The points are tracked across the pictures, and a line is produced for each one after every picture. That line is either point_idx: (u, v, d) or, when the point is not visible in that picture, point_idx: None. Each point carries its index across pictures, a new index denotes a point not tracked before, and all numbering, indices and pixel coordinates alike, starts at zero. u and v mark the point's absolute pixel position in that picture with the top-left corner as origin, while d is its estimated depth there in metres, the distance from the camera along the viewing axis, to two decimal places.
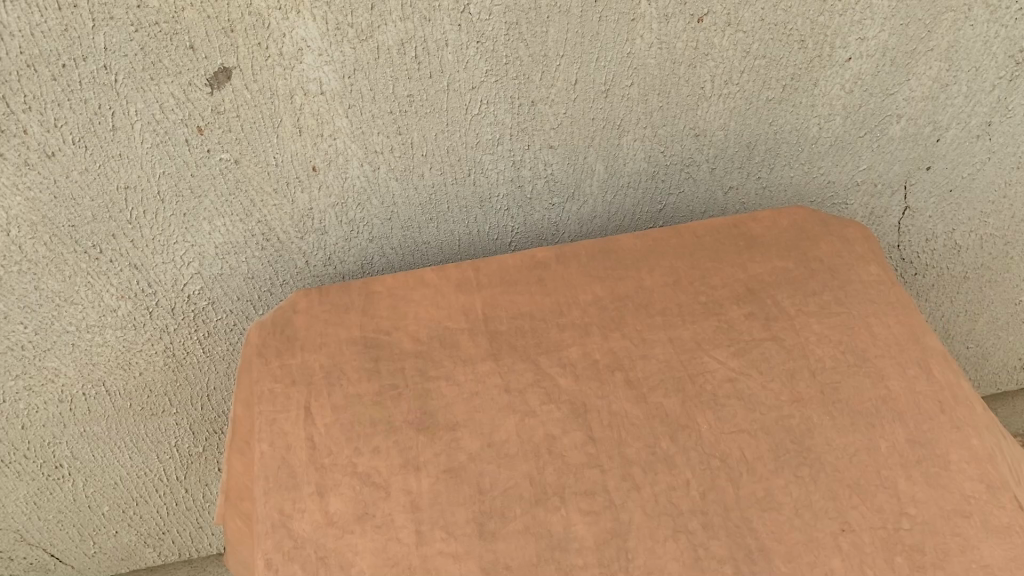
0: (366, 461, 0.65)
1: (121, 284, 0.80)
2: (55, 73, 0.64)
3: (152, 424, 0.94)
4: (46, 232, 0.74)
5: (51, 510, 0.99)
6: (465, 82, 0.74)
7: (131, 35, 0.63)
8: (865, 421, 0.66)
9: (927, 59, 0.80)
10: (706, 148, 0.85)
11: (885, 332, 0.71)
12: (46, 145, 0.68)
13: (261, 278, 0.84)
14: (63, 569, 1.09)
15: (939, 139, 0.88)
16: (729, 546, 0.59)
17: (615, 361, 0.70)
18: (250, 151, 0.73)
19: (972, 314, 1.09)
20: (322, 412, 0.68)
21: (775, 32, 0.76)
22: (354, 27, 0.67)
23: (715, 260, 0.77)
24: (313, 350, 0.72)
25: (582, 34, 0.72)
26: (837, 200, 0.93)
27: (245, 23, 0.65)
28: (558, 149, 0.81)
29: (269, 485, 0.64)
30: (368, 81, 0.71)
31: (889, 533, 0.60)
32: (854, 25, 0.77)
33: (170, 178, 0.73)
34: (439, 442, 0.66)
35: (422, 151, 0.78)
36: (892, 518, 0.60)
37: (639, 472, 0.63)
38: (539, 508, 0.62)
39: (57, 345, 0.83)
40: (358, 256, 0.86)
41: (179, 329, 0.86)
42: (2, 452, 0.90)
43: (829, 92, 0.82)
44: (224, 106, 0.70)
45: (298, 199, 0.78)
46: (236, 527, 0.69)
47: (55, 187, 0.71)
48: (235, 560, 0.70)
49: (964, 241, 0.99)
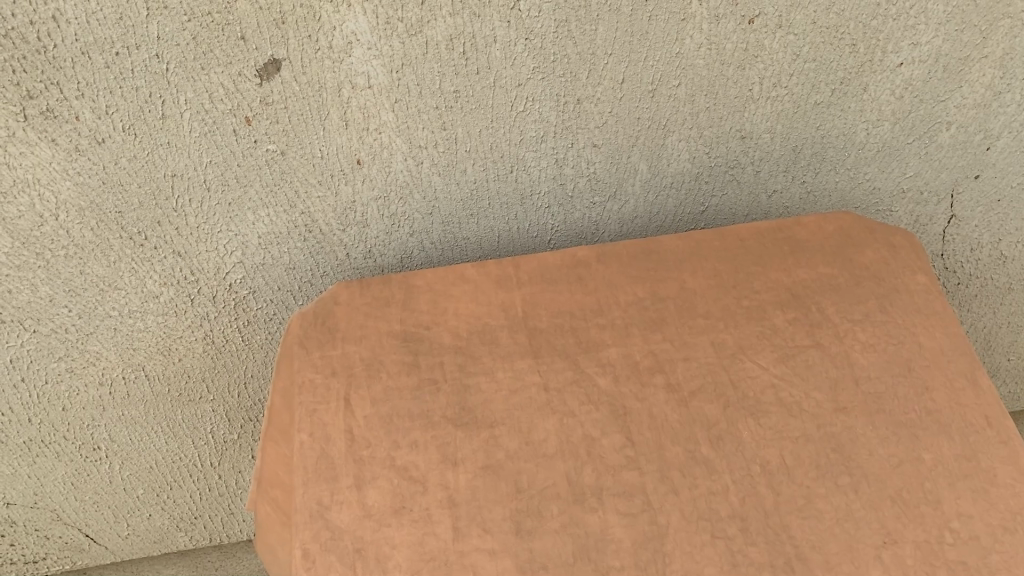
0: (404, 455, 0.65)
1: (164, 270, 0.81)
2: (109, 60, 0.65)
3: (189, 410, 0.95)
4: (93, 217, 0.75)
5: (87, 491, 1.01)
6: (512, 78, 0.73)
7: (184, 25, 0.64)
8: (910, 432, 0.65)
9: (981, 66, 0.79)
10: (751, 150, 0.84)
11: (930, 341, 0.70)
12: (97, 132, 0.69)
13: (302, 269, 0.85)
14: (97, 549, 1.11)
15: (990, 147, 0.86)
16: (768, 553, 0.59)
17: (655, 363, 0.70)
18: (296, 143, 0.74)
19: (1015, 327, 1.07)
20: (361, 404, 0.69)
21: (826, 35, 0.75)
22: (403, 21, 0.67)
23: (758, 264, 0.76)
24: (353, 342, 0.72)
25: (631, 33, 0.72)
26: (881, 207, 0.91)
27: (297, 15, 0.65)
28: (602, 148, 0.81)
29: (308, 475, 0.65)
30: (415, 76, 0.71)
31: (931, 546, 0.59)
32: (907, 30, 0.75)
33: (216, 167, 0.74)
34: (478, 439, 0.66)
35: (466, 147, 0.78)
36: (936, 531, 0.59)
37: (678, 476, 0.63)
38: (577, 508, 0.62)
39: (100, 329, 0.84)
40: (397, 250, 0.86)
41: (219, 317, 0.87)
42: (42, 432, 0.92)
43: (878, 97, 0.81)
44: (272, 98, 0.70)
45: (342, 191, 0.79)
46: (267, 513, 0.70)
47: (103, 173, 0.72)
48: (265, 546, 0.70)
49: (1010, 251, 0.97)
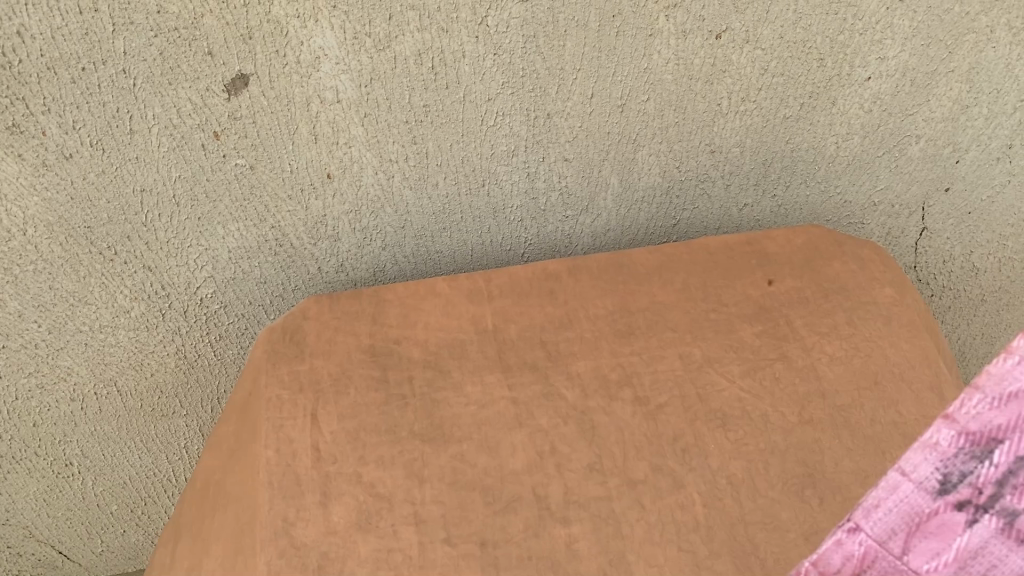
0: (371, 471, 0.65)
1: (135, 285, 0.81)
2: (75, 76, 0.65)
3: (162, 425, 0.95)
4: (61, 232, 0.74)
5: (60, 507, 1.00)
6: (481, 93, 0.74)
7: (151, 40, 0.64)
8: (877, 446, 0.65)
9: (947, 80, 0.80)
10: (722, 164, 0.84)
11: (897, 354, 0.71)
12: (64, 147, 0.69)
13: (273, 283, 0.85)
14: (71, 566, 1.10)
15: (959, 161, 0.87)
16: (733, 566, 0.59)
17: (624, 377, 0.70)
18: (266, 157, 0.74)
19: (989, 338, 1.07)
20: (329, 420, 0.69)
21: (793, 50, 0.75)
22: (371, 37, 0.68)
23: (725, 278, 0.77)
24: (321, 358, 0.73)
25: (600, 48, 0.72)
26: (853, 219, 0.92)
27: (264, 31, 0.66)
28: (573, 161, 0.81)
29: (274, 492, 0.64)
30: (385, 90, 0.72)
31: None
32: (874, 44, 0.76)
33: (186, 182, 0.74)
34: (445, 454, 0.66)
35: (437, 161, 0.78)
36: None
37: (644, 489, 0.63)
38: (543, 522, 0.62)
39: (70, 344, 0.84)
40: (370, 263, 0.86)
41: (191, 331, 0.86)
42: (13, 449, 0.91)
43: (848, 111, 0.81)
44: (241, 112, 0.70)
45: (312, 205, 0.79)
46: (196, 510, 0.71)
47: (72, 189, 0.72)
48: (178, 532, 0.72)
49: (981, 263, 0.98)
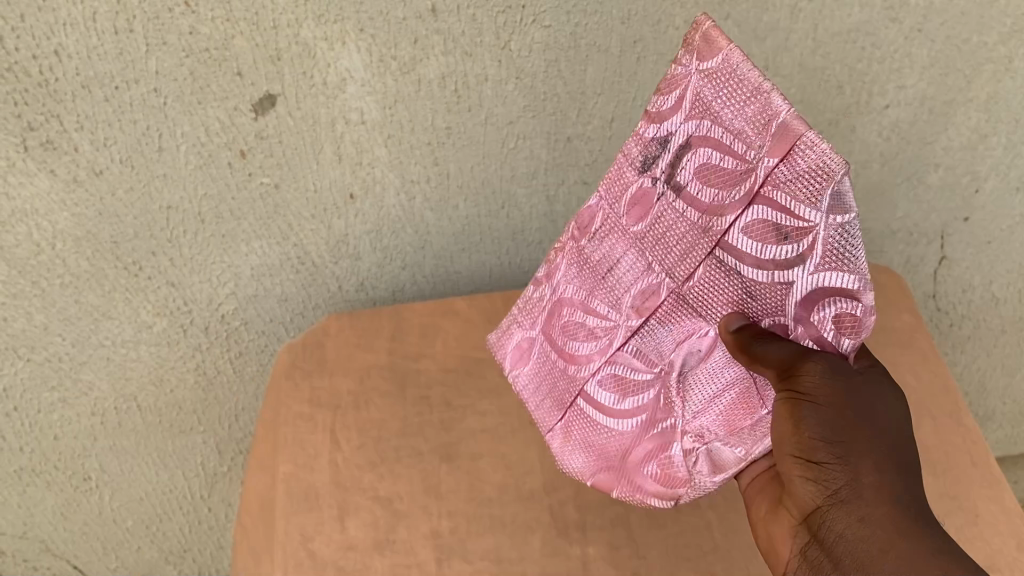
0: (387, 487, 0.68)
1: (159, 300, 0.82)
2: (108, 94, 0.66)
3: (180, 441, 0.95)
4: (89, 247, 0.76)
5: (77, 522, 0.99)
6: (503, 116, 0.75)
7: (182, 61, 0.66)
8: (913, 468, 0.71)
9: (966, 109, 0.80)
10: None
11: (918, 381, 0.77)
12: (94, 163, 0.70)
13: (294, 301, 0.86)
14: None
15: (978, 190, 0.87)
16: None
17: None
18: (291, 176, 0.75)
19: (1010, 369, 1.06)
20: (348, 435, 0.72)
21: (813, 78, 0.76)
22: (397, 59, 0.69)
23: None
24: (341, 375, 0.76)
25: (620, 73, 0.73)
26: (871, 246, 0.92)
27: (292, 53, 0.67)
28: (592, 185, 0.82)
29: (292, 506, 0.67)
30: (409, 112, 0.73)
31: None
32: (893, 73, 0.77)
33: (212, 200, 0.75)
34: (461, 471, 0.69)
35: (458, 183, 0.79)
36: None
37: (662, 510, 0.67)
38: (560, 539, 0.65)
39: (93, 358, 0.85)
40: (389, 282, 0.87)
41: (211, 347, 0.87)
42: (33, 462, 0.92)
43: (866, 138, 0.82)
44: (268, 132, 0.71)
45: (335, 224, 0.80)
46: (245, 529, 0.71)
47: (100, 205, 0.73)
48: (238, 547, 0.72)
49: (1001, 293, 0.97)
